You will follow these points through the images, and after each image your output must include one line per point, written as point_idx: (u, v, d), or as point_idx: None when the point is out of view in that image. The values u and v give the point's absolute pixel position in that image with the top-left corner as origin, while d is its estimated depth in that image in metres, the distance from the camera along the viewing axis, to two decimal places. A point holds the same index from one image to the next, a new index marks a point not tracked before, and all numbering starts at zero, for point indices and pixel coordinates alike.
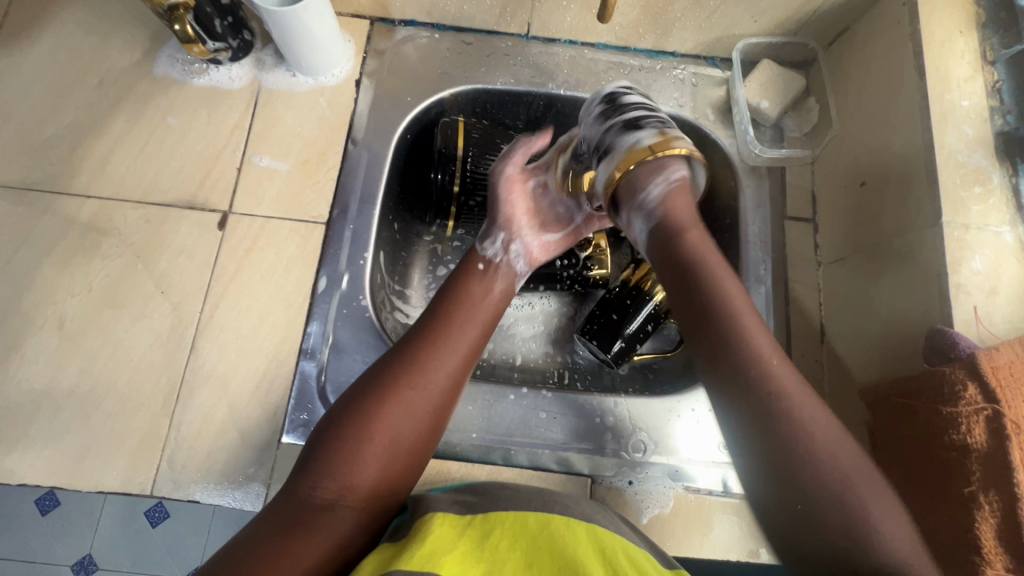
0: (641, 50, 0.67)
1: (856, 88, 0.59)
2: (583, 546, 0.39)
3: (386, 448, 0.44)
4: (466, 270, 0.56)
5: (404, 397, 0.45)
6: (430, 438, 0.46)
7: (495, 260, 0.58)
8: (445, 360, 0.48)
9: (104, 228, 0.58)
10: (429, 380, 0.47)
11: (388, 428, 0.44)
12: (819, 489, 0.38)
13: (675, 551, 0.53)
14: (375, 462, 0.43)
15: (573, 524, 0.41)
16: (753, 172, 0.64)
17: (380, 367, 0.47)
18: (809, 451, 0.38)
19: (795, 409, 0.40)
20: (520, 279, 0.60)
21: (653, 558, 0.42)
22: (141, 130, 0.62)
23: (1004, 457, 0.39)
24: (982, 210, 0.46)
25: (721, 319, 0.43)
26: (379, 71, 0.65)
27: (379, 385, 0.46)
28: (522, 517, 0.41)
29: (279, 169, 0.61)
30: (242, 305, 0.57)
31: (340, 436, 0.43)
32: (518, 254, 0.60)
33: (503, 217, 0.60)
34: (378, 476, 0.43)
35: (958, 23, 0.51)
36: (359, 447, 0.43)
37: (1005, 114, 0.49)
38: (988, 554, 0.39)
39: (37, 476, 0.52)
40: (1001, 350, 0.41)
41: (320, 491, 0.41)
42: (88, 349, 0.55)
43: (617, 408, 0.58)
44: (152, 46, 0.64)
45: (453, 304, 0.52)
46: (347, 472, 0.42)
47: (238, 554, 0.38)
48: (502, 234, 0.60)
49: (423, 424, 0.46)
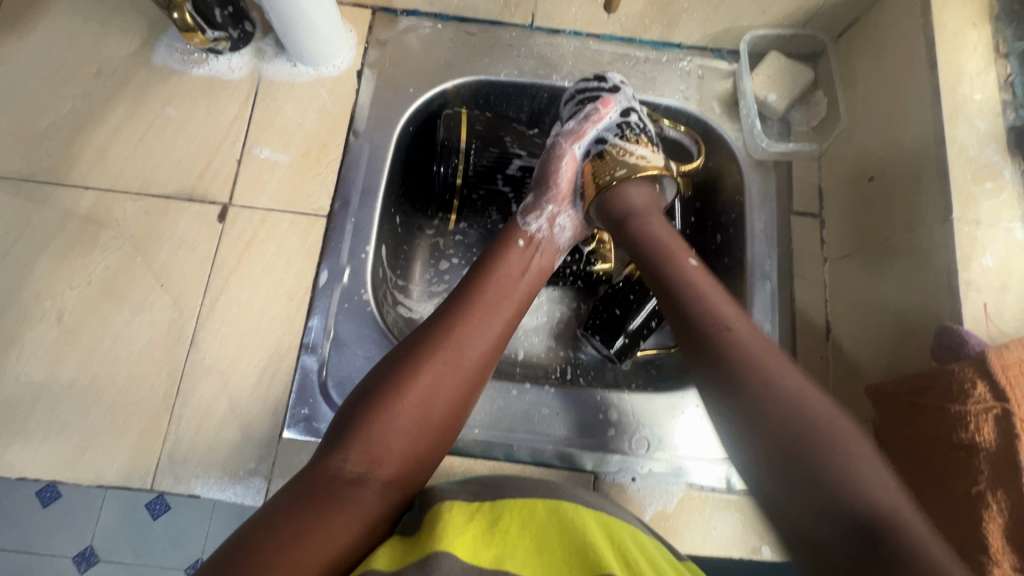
0: (646, 42, 0.66)
1: (865, 81, 0.58)
2: (593, 531, 0.39)
3: (416, 425, 0.43)
4: (505, 245, 0.55)
5: (434, 373, 0.45)
6: (460, 415, 0.46)
7: (538, 235, 0.57)
8: (476, 339, 0.47)
9: (103, 219, 0.58)
10: (460, 358, 0.46)
11: (419, 404, 0.44)
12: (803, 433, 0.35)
13: (681, 548, 0.53)
14: (404, 437, 0.43)
15: (583, 510, 0.40)
16: (760, 167, 0.63)
17: (410, 343, 0.47)
18: (786, 395, 0.37)
19: (780, 388, 0.38)
20: (561, 253, 0.59)
21: (660, 544, 0.42)
22: (140, 120, 0.61)
23: (1013, 456, 0.38)
24: (994, 205, 0.46)
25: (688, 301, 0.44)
26: (380, 61, 0.64)
27: (411, 361, 0.45)
28: (531, 504, 0.40)
29: (279, 161, 0.61)
30: (242, 298, 0.57)
31: (371, 410, 0.43)
32: (562, 228, 0.59)
33: (552, 188, 0.59)
34: (406, 452, 0.43)
35: (972, 15, 0.50)
36: (389, 420, 0.43)
37: (1018, 108, 0.48)
38: (994, 554, 0.38)
39: (36, 470, 0.52)
40: (1012, 347, 0.40)
41: (350, 464, 0.41)
42: (86, 342, 0.55)
43: (621, 404, 0.57)
44: (151, 35, 0.63)
45: (483, 282, 0.51)
46: (376, 446, 0.42)
47: (268, 523, 0.38)
48: (550, 207, 0.58)
49: (454, 401, 0.45)
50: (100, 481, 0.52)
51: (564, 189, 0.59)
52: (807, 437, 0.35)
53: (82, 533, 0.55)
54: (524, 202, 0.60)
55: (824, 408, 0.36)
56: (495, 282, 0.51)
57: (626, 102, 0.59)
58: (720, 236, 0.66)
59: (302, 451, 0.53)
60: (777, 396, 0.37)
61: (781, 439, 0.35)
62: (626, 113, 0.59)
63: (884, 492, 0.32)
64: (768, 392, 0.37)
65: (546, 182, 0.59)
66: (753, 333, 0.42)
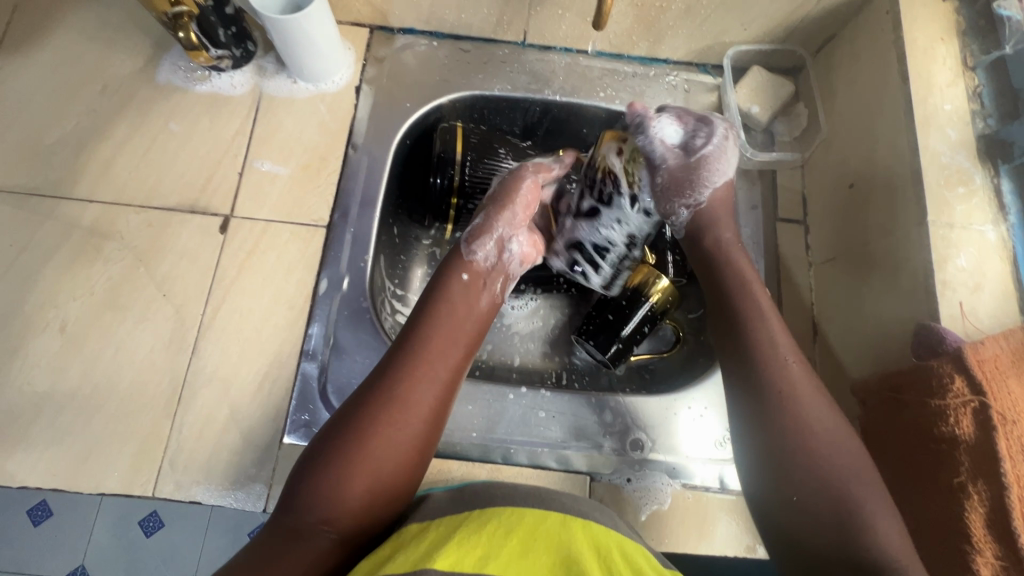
0: (634, 57, 0.69)
1: (843, 93, 0.61)
2: (579, 541, 0.40)
3: (370, 479, 0.43)
4: (448, 279, 0.54)
5: (383, 430, 0.44)
6: (413, 466, 0.46)
7: (486, 264, 0.55)
8: (425, 389, 0.47)
9: (106, 232, 0.59)
10: (408, 409, 0.46)
11: (369, 459, 0.43)
12: (795, 418, 0.45)
13: (658, 545, 0.54)
14: (357, 490, 0.42)
15: (571, 520, 0.42)
16: (745, 175, 0.66)
17: (358, 396, 0.47)
18: (784, 378, 0.46)
19: (793, 385, 0.46)
20: (511, 278, 0.58)
21: (651, 552, 0.42)
22: (144, 136, 0.63)
23: (992, 448, 0.40)
24: (966, 209, 0.48)
25: (750, 317, 0.49)
26: (378, 78, 0.67)
27: (363, 415, 0.45)
28: (519, 512, 0.41)
29: (280, 174, 0.62)
30: (243, 307, 0.58)
31: (323, 464, 0.43)
32: (513, 255, 0.57)
33: (504, 211, 0.56)
34: (359, 506, 0.42)
35: (940, 31, 0.53)
36: (340, 475, 0.42)
37: (985, 118, 0.51)
38: (977, 543, 0.40)
39: (37, 478, 0.52)
40: (986, 344, 0.42)
41: (310, 519, 0.41)
42: (89, 352, 0.55)
43: (615, 406, 0.58)
44: (155, 55, 0.65)
45: (430, 328, 0.51)
46: (332, 501, 0.42)
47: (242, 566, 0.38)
48: (500, 229, 0.56)
49: (406, 454, 0.45)
50: (101, 489, 0.52)
51: (514, 219, 0.56)
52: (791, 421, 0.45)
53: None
54: (472, 223, 0.56)
55: (808, 392, 0.46)
56: (441, 327, 0.51)
57: (574, 232, 0.59)
58: None
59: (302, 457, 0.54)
60: (779, 379, 0.46)
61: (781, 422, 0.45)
62: (579, 210, 0.58)
63: (840, 471, 0.42)
64: (774, 377, 0.46)
65: (500, 204, 0.56)
66: (789, 348, 0.48)
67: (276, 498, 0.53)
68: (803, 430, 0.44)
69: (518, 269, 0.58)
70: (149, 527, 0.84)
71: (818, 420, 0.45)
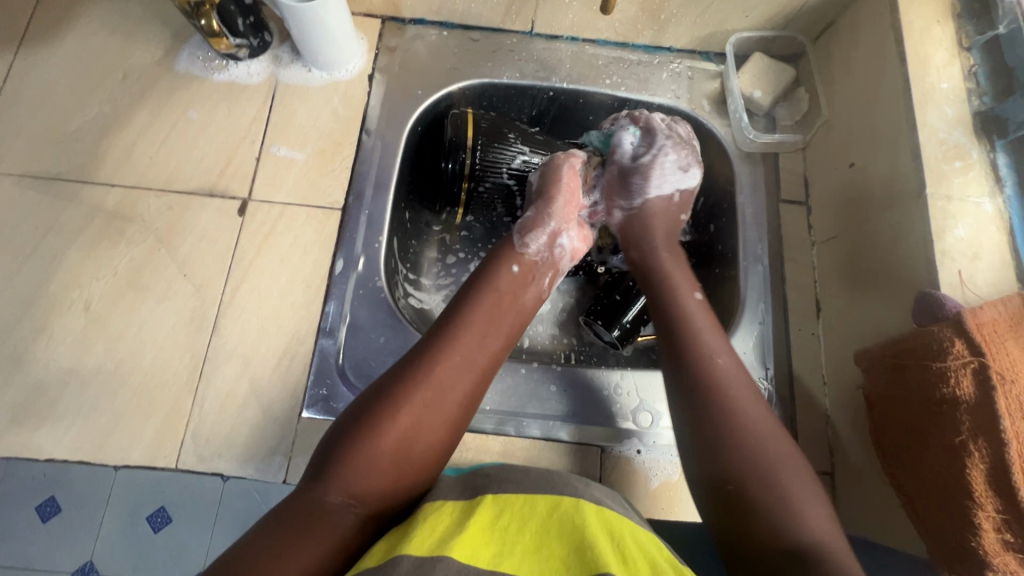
0: (639, 46, 0.71)
1: (842, 77, 0.63)
2: (593, 527, 0.38)
3: (403, 455, 0.44)
4: (494, 268, 0.56)
5: (421, 409, 0.46)
6: (444, 449, 0.47)
7: (537, 258, 0.58)
8: (461, 373, 0.48)
9: (128, 215, 0.61)
10: (445, 392, 0.47)
11: (404, 436, 0.44)
12: (722, 394, 0.47)
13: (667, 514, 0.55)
14: (388, 466, 0.43)
15: (585, 506, 0.40)
16: (748, 159, 0.68)
17: (395, 375, 0.48)
18: (704, 360, 0.49)
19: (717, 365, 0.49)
20: (560, 274, 0.61)
21: (661, 541, 0.41)
22: (164, 122, 0.64)
23: (992, 406, 0.41)
24: (963, 182, 0.50)
25: (675, 314, 0.53)
26: (390, 66, 0.69)
27: (399, 390, 0.46)
28: (532, 500, 0.41)
29: (296, 159, 0.64)
30: (262, 286, 0.59)
31: (358, 437, 0.44)
32: (563, 249, 0.60)
33: (554, 206, 0.59)
34: (388, 481, 0.43)
35: (936, 13, 0.55)
36: (374, 449, 0.43)
37: (981, 95, 0.53)
38: (978, 498, 0.41)
39: (64, 452, 0.54)
40: (985, 309, 0.43)
41: (332, 497, 0.41)
42: (112, 330, 0.57)
43: (624, 382, 0.60)
44: (174, 45, 0.67)
45: (470, 312, 0.52)
46: (364, 475, 0.42)
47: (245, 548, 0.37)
48: (552, 224, 0.58)
49: (440, 435, 0.46)
50: (126, 460, 0.54)
51: (566, 209, 0.59)
52: (711, 400, 0.47)
53: (82, 546, 0.52)
54: (524, 217, 0.59)
55: (729, 368, 0.49)
56: (483, 312, 0.52)
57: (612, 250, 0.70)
58: (713, 226, 0.70)
59: (321, 430, 0.55)
60: (700, 361, 0.49)
61: (709, 399, 0.47)
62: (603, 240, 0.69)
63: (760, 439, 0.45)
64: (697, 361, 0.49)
65: (548, 198, 0.59)
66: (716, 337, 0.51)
67: (296, 469, 0.54)
68: (729, 407, 0.46)
69: (568, 263, 0.61)
70: (158, 521, 0.53)
71: (738, 398, 0.47)
